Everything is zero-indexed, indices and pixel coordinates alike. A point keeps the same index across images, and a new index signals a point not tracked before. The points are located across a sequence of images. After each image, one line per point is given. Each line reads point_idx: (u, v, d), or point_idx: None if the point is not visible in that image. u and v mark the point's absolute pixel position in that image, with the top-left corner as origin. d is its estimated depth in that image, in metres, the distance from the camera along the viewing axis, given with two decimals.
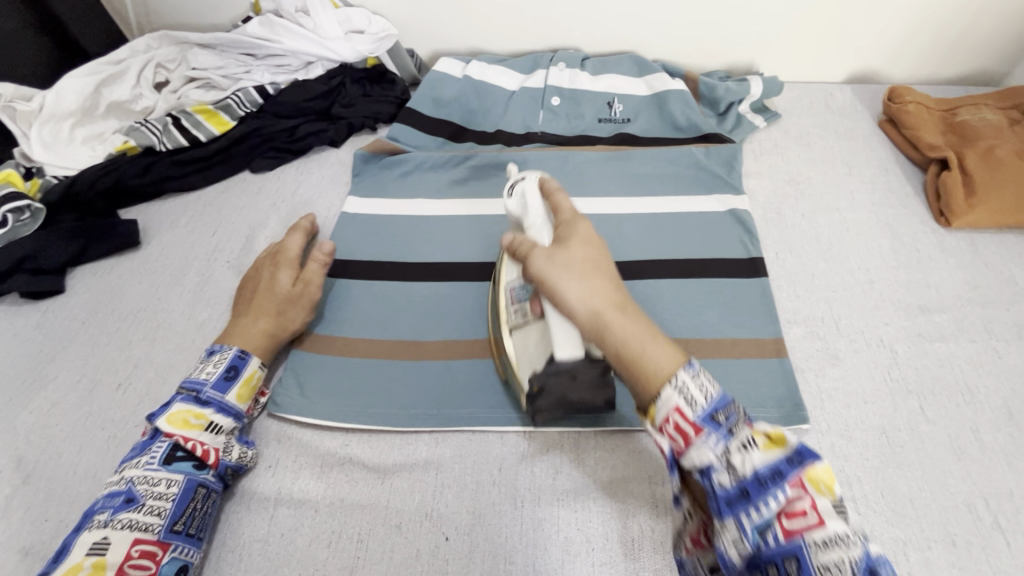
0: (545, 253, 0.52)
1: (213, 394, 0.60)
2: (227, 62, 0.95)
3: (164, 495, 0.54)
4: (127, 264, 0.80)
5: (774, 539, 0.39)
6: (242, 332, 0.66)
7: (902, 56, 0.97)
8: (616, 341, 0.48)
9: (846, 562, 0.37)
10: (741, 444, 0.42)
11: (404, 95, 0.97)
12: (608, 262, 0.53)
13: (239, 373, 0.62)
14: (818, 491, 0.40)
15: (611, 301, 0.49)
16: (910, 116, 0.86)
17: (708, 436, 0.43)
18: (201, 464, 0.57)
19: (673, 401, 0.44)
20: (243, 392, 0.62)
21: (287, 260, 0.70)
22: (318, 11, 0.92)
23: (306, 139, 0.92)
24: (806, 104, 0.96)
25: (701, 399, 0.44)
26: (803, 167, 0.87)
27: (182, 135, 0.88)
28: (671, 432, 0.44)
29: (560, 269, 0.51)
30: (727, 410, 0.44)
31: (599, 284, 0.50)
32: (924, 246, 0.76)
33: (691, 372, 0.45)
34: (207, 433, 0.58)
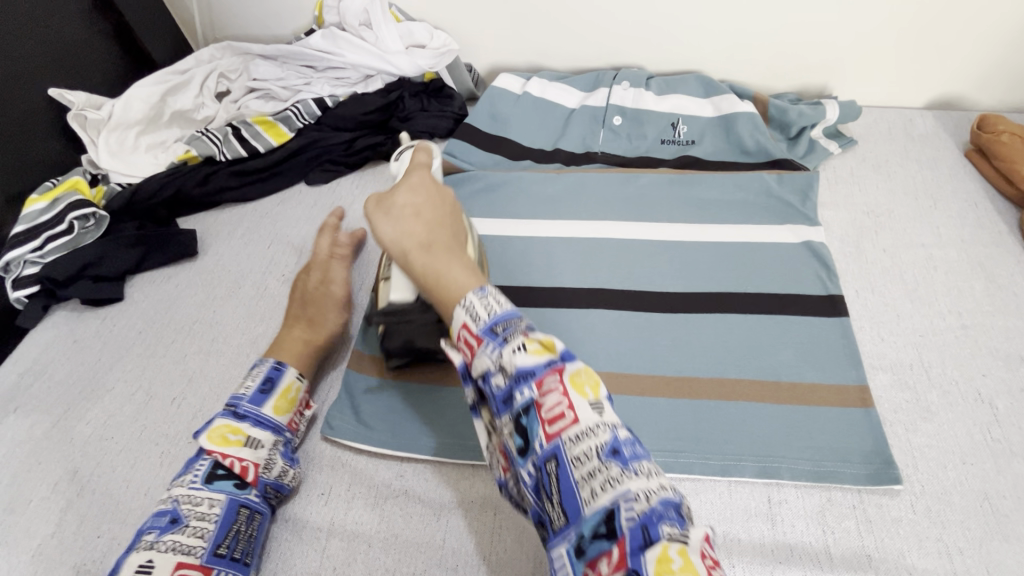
0: (375, 201, 0.55)
1: (250, 408, 0.58)
2: (288, 74, 0.95)
3: (207, 516, 0.51)
4: (184, 274, 0.80)
5: (538, 444, 0.39)
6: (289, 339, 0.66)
7: (991, 82, 0.91)
8: (425, 266, 0.50)
9: (595, 452, 0.37)
10: (511, 348, 0.41)
11: (461, 110, 0.95)
12: (437, 210, 0.54)
13: (275, 386, 0.60)
14: (579, 392, 0.39)
15: (419, 242, 0.51)
16: (1005, 147, 0.80)
17: (486, 345, 0.42)
18: (242, 483, 0.54)
19: (459, 320, 0.44)
20: (279, 404, 0.60)
21: (319, 262, 0.73)
22: (381, 24, 0.91)
23: (363, 153, 0.91)
24: (884, 130, 0.91)
25: (484, 315, 0.44)
26: (883, 198, 0.82)
27: (241, 146, 0.87)
28: (462, 345, 0.44)
29: (382, 211, 0.54)
30: (507, 322, 0.43)
31: (412, 227, 0.52)
32: (1023, 290, 0.70)
33: (480, 294, 0.45)
34: (248, 449, 0.56)
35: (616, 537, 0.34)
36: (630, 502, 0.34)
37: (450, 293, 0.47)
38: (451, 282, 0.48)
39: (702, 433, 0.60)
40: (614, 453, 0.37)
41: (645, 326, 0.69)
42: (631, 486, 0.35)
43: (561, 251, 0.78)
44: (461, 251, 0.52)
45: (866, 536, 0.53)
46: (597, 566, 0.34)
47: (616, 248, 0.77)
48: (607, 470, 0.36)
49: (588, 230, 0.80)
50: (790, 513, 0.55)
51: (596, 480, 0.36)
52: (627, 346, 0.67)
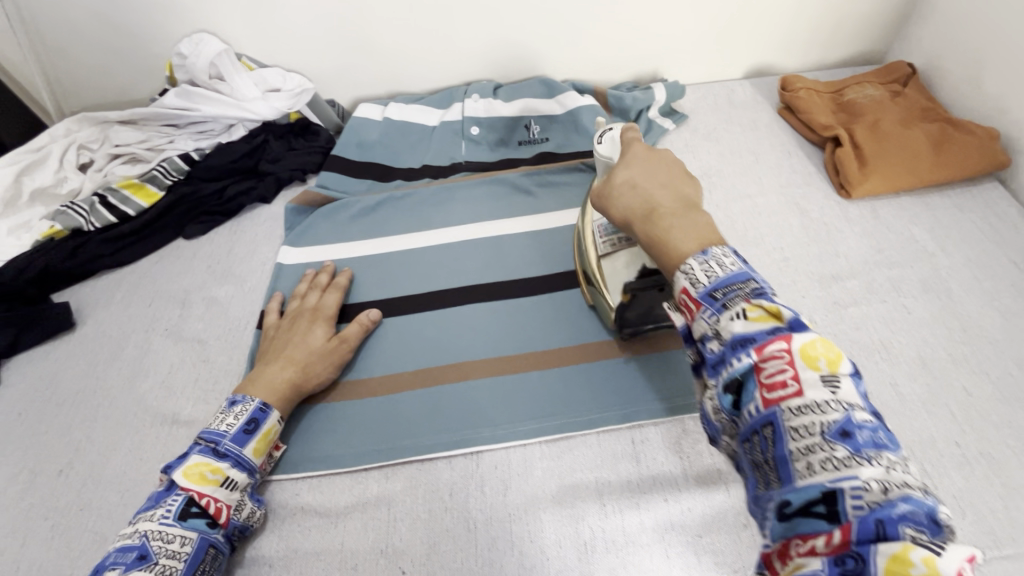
0: (596, 186, 0.60)
1: (231, 446, 0.58)
2: (150, 136, 0.96)
3: (176, 554, 0.51)
4: (63, 347, 0.80)
5: (754, 408, 0.40)
6: (269, 379, 0.64)
7: (791, 48, 1.04)
8: (646, 233, 0.53)
9: (819, 429, 0.37)
10: (731, 314, 0.43)
11: (329, 144, 0.99)
12: (662, 179, 0.56)
13: (259, 426, 0.60)
14: (810, 365, 0.39)
15: (642, 212, 0.54)
16: (802, 101, 0.92)
17: (703, 310, 0.45)
18: (213, 522, 0.54)
19: (679, 284, 0.48)
20: (260, 446, 0.60)
21: (324, 317, 0.71)
22: (233, 75, 0.93)
23: (236, 199, 0.94)
24: (711, 102, 1.02)
25: (705, 279, 0.46)
26: (714, 161, 0.91)
27: (110, 213, 0.88)
28: (681, 305, 0.48)
29: (603, 193, 0.58)
30: (728, 288, 0.45)
31: (629, 200, 0.56)
32: (831, 219, 0.80)
33: (701, 258, 0.47)
34: (224, 489, 0.56)
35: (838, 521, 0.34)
36: (858, 493, 0.34)
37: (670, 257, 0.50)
38: (672, 248, 0.50)
39: (569, 397, 0.66)
40: (844, 436, 0.36)
41: (514, 310, 0.75)
42: (859, 473, 0.34)
43: (433, 257, 0.83)
44: (693, 212, 0.52)
45: (715, 454, 0.60)
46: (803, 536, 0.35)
47: (485, 247, 0.83)
48: (834, 451, 0.36)
49: (459, 233, 0.85)
50: (651, 449, 0.61)
51: (814, 455, 0.36)
52: (501, 330, 0.73)
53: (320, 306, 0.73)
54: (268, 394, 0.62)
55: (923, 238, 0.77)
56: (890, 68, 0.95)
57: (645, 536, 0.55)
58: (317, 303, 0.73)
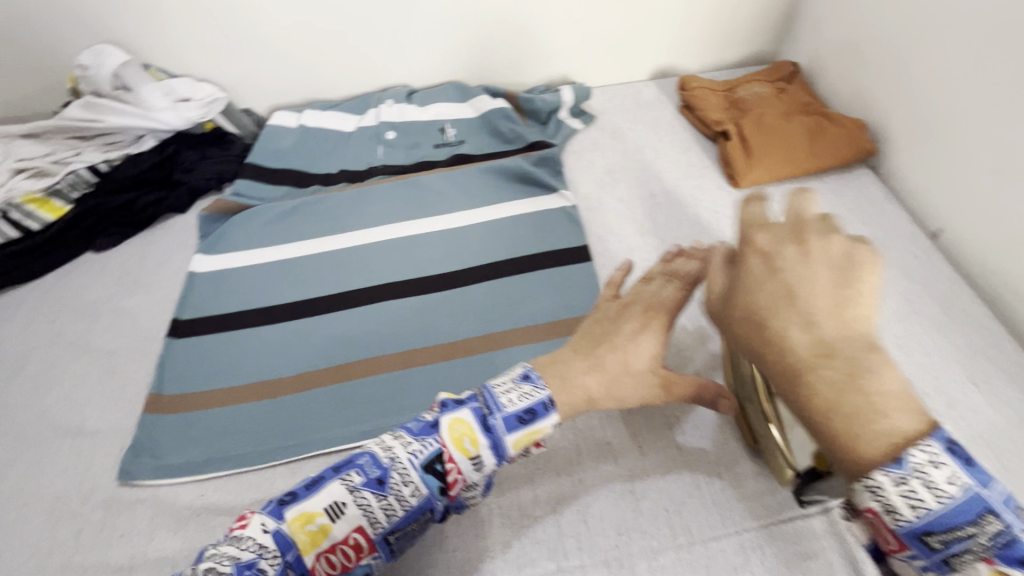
0: (718, 295, 0.54)
1: (498, 424, 0.49)
2: (56, 148, 0.93)
3: (403, 501, 0.47)
4: None
5: None
6: (576, 381, 0.54)
7: (690, 51, 1.11)
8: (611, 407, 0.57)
9: None
10: (965, 567, 0.40)
11: (244, 152, 1.00)
12: (806, 300, 0.46)
13: (533, 420, 0.50)
14: None
15: (791, 363, 0.45)
16: (698, 100, 0.98)
17: (917, 550, 0.41)
18: (444, 490, 0.48)
19: (868, 504, 0.42)
20: (520, 441, 0.50)
21: (658, 310, 0.59)
22: (139, 85, 0.92)
23: (147, 210, 0.93)
24: (618, 103, 1.07)
25: (908, 513, 0.40)
26: (619, 158, 0.96)
27: (13, 227, 0.86)
28: (871, 520, 0.43)
29: (723, 318, 0.53)
30: (946, 536, 0.40)
31: (770, 346, 0.47)
32: (722, 207, 0.86)
33: (894, 476, 0.40)
34: (470, 465, 0.49)
35: None
36: None
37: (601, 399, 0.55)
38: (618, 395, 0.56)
39: (471, 384, 0.69)
40: None
41: (424, 306, 0.77)
42: None
43: (348, 258, 0.84)
44: (866, 386, 0.42)
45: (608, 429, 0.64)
46: None
47: (399, 246, 0.85)
48: None
49: (374, 234, 0.87)
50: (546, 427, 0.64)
51: None
52: (410, 322, 0.75)
53: (657, 297, 0.61)
54: (562, 394, 0.53)
55: None
56: (776, 67, 1.03)
57: (538, 509, 0.58)
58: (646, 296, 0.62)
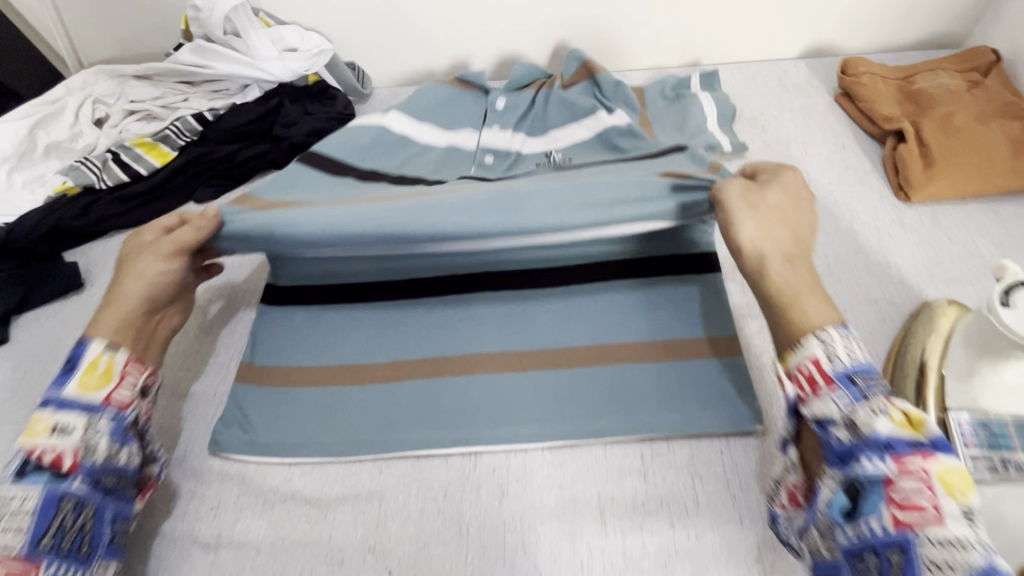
0: (742, 186, 0.55)
1: (52, 395, 0.51)
2: (165, 93, 0.94)
3: (17, 512, 0.47)
4: (71, 307, 0.79)
5: (881, 527, 0.40)
6: (801, 301, 0.49)
7: (856, 28, 0.93)
8: (762, 257, 0.52)
9: (962, 566, 0.37)
10: (872, 408, 0.43)
11: (347, 109, 0.94)
12: (802, 225, 0.54)
13: (78, 363, 0.52)
14: (952, 494, 0.40)
15: (782, 251, 0.51)
16: (864, 88, 0.82)
17: (839, 391, 0.44)
18: (58, 474, 0.49)
19: (810, 352, 0.46)
20: (86, 380, 0.52)
21: (781, 184, 0.56)
22: (248, 31, 0.88)
23: (248, 164, 0.90)
24: (759, 85, 0.93)
25: (841, 357, 0.45)
26: (758, 151, 0.83)
27: (122, 171, 0.87)
28: (800, 379, 0.46)
29: (745, 208, 0.54)
30: (867, 376, 0.44)
31: (782, 270, 0.51)
32: (884, 224, 0.72)
33: (843, 334, 0.46)
34: (54, 436, 0.50)
35: None
36: None
37: (764, 217, 0.54)
38: (789, 244, 0.52)
39: (576, 402, 0.61)
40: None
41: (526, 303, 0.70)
42: None
43: None
44: (814, 294, 0.50)
45: (730, 479, 0.56)
46: None
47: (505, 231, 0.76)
48: None
49: None
50: (662, 467, 0.58)
51: None
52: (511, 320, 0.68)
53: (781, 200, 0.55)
54: (824, 313, 0.47)
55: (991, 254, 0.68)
56: (971, 54, 0.84)
57: (647, 561, 0.52)
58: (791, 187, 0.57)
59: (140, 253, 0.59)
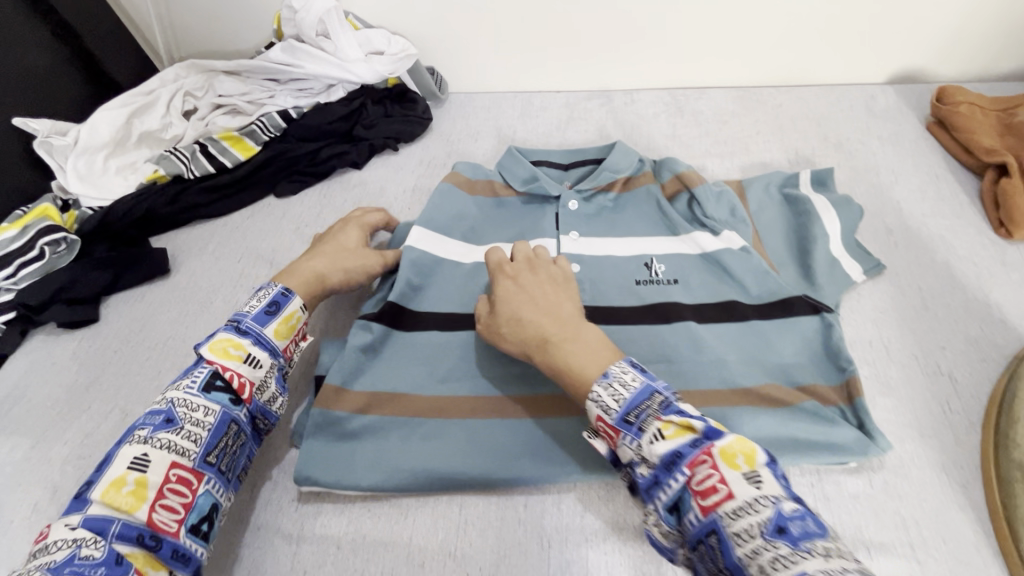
0: (513, 277, 0.63)
1: (252, 325, 0.59)
2: (253, 88, 0.97)
3: (201, 423, 0.52)
4: (157, 292, 0.82)
5: (696, 518, 0.43)
6: (574, 358, 0.54)
7: (950, 55, 0.91)
8: (526, 354, 0.58)
9: (758, 529, 0.40)
10: (650, 438, 0.46)
11: (425, 113, 0.96)
12: (570, 298, 0.61)
13: (280, 309, 0.61)
14: (732, 466, 0.43)
15: (542, 334, 0.57)
16: (962, 118, 0.80)
17: (624, 437, 0.48)
18: (236, 399, 0.55)
19: (593, 412, 0.50)
20: (280, 328, 0.60)
21: (531, 264, 0.65)
22: (338, 33, 0.90)
23: (329, 162, 0.92)
24: (845, 109, 0.91)
25: (615, 405, 0.49)
26: (846, 176, 0.81)
27: (210, 163, 0.89)
28: (603, 433, 0.50)
29: (501, 300, 0.61)
30: (637, 411, 0.48)
31: (537, 317, 0.58)
32: (984, 260, 0.70)
33: (604, 382, 0.50)
34: (246, 365, 0.57)
35: None
36: None
37: (498, 320, 0.60)
38: (523, 313, 0.59)
39: None
40: (780, 530, 0.40)
41: None
42: (806, 567, 0.37)
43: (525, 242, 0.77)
44: (570, 339, 0.55)
45: None
46: (708, 496, 0.43)
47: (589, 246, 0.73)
48: (777, 549, 0.39)
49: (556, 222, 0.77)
50: None
51: (761, 558, 0.39)
52: None
53: (552, 276, 0.64)
54: (603, 363, 0.53)
55: None
56: None
57: None
58: (526, 263, 0.65)
59: (339, 249, 0.71)
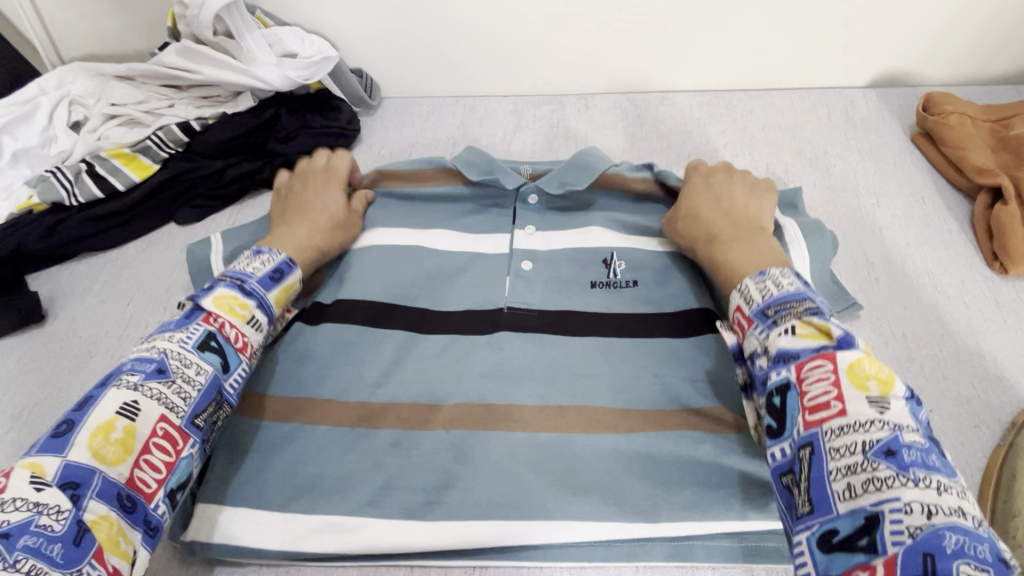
0: (716, 180, 0.67)
1: (256, 287, 0.56)
2: (150, 97, 0.84)
3: (193, 381, 0.48)
4: (29, 343, 0.70)
5: (797, 430, 0.41)
6: (750, 260, 0.57)
7: (939, 57, 0.81)
8: (693, 248, 0.63)
9: (862, 448, 0.37)
10: (781, 330, 0.45)
11: (350, 124, 0.84)
12: (759, 210, 0.64)
13: (283, 277, 0.59)
14: (863, 385, 0.40)
15: (714, 236, 0.61)
16: (952, 131, 0.70)
17: (755, 326, 0.48)
18: (232, 363, 0.51)
19: (736, 302, 0.51)
20: (280, 297, 0.58)
21: (738, 174, 0.68)
22: (242, 33, 0.78)
23: (237, 183, 0.80)
24: (821, 117, 0.81)
25: (759, 297, 0.49)
26: (821, 198, 0.71)
27: (97, 184, 0.77)
28: (736, 323, 0.51)
29: (681, 211, 0.65)
30: (779, 305, 0.47)
31: (740, 227, 0.61)
32: (975, 301, 0.61)
33: (759, 278, 0.51)
34: (248, 325, 0.53)
35: (879, 555, 0.34)
36: (897, 518, 0.34)
37: (678, 214, 0.65)
38: (704, 213, 0.64)
39: (601, 506, 0.51)
40: (887, 454, 0.36)
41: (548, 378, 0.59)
42: (903, 494, 0.34)
43: (455, 281, 0.67)
44: (754, 245, 0.59)
45: None
46: (815, 409, 0.40)
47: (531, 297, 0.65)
48: (878, 470, 0.36)
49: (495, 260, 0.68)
50: None
51: (856, 476, 0.36)
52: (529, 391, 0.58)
53: (753, 185, 0.67)
54: (760, 268, 0.55)
55: None
56: None
57: None
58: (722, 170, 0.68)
59: (321, 212, 0.70)
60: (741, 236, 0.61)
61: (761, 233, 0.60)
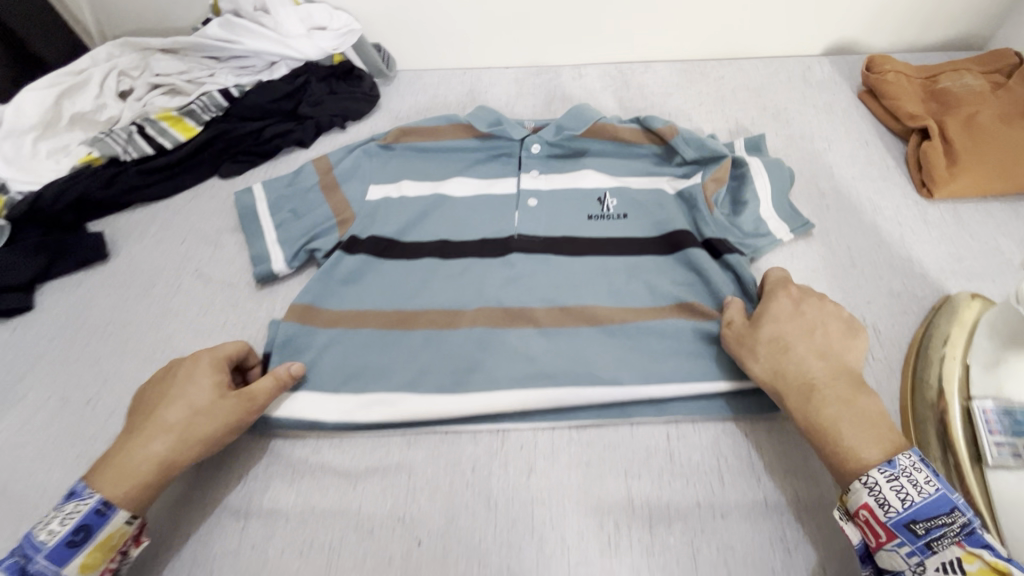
0: (789, 311, 0.59)
1: (45, 566, 0.47)
2: (192, 67, 0.94)
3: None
4: (96, 278, 0.79)
5: None
6: (855, 430, 0.50)
7: (881, 28, 0.94)
8: (782, 397, 0.55)
9: None
10: (943, 565, 0.44)
11: (372, 91, 0.95)
12: (845, 342, 0.57)
13: (83, 545, 0.48)
14: None
15: (809, 383, 0.54)
16: (890, 86, 0.83)
17: (901, 545, 0.45)
18: None
19: (862, 499, 0.47)
20: (90, 561, 0.48)
21: (811, 299, 0.61)
22: (278, 9, 0.89)
23: (273, 141, 0.90)
24: (783, 80, 0.93)
25: (898, 504, 0.46)
26: (782, 144, 0.83)
27: (147, 144, 0.87)
28: (862, 525, 0.47)
29: (750, 348, 0.58)
30: (930, 525, 0.45)
31: (830, 361, 0.55)
32: (907, 220, 0.73)
33: (888, 471, 0.47)
34: None
35: None
36: None
37: (752, 339, 0.58)
38: (791, 341, 0.56)
39: (602, 378, 0.62)
40: None
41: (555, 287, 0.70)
42: None
43: (472, 215, 0.78)
44: (859, 400, 0.52)
45: (756, 463, 0.58)
46: None
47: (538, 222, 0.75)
48: None
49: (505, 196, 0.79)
50: (688, 448, 0.59)
51: None
52: (539, 296, 0.69)
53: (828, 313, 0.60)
54: (871, 444, 0.49)
55: (1012, 250, 0.69)
56: (995, 55, 0.86)
57: (674, 537, 0.53)
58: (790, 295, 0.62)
59: (181, 416, 0.54)
60: (833, 379, 0.54)
61: (861, 395, 0.53)
